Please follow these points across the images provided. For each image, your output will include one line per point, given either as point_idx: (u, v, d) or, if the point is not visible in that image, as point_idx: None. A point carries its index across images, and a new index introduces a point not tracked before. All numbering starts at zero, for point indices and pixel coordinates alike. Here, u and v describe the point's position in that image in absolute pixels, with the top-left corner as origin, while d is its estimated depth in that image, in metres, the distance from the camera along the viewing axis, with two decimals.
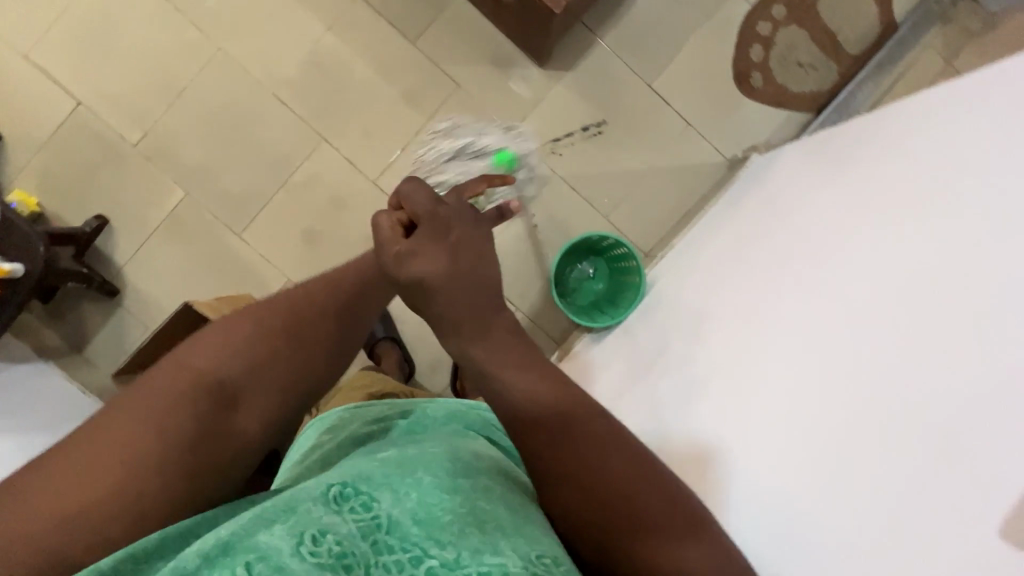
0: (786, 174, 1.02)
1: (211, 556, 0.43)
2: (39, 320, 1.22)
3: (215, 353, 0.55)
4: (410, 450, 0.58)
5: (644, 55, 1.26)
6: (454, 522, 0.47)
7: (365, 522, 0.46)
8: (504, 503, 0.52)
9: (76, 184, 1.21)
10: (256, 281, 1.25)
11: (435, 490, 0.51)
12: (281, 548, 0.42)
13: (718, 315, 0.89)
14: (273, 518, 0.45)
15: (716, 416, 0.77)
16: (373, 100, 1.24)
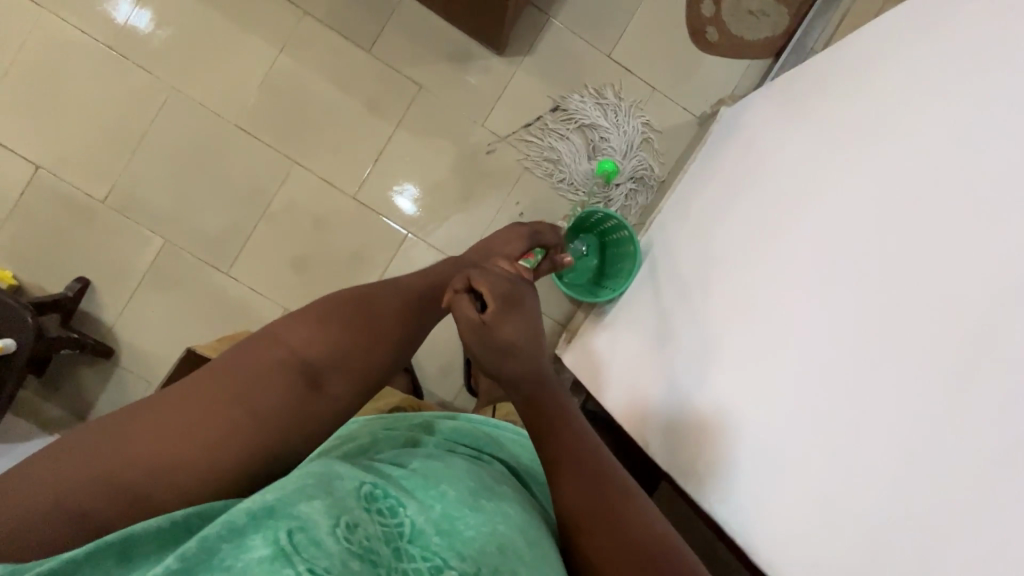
0: (756, 122, 1.02)
1: (256, 517, 0.47)
2: (36, 394, 1.19)
3: (304, 343, 0.63)
4: (434, 465, 0.64)
5: (599, 27, 1.27)
6: (476, 539, 0.54)
7: (389, 529, 0.53)
8: (520, 531, 0.58)
9: (49, 250, 1.18)
10: (253, 316, 1.23)
11: (457, 505, 0.58)
12: (319, 524, 0.47)
13: (719, 271, 0.89)
14: (313, 495, 0.50)
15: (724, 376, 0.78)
16: (338, 116, 1.23)
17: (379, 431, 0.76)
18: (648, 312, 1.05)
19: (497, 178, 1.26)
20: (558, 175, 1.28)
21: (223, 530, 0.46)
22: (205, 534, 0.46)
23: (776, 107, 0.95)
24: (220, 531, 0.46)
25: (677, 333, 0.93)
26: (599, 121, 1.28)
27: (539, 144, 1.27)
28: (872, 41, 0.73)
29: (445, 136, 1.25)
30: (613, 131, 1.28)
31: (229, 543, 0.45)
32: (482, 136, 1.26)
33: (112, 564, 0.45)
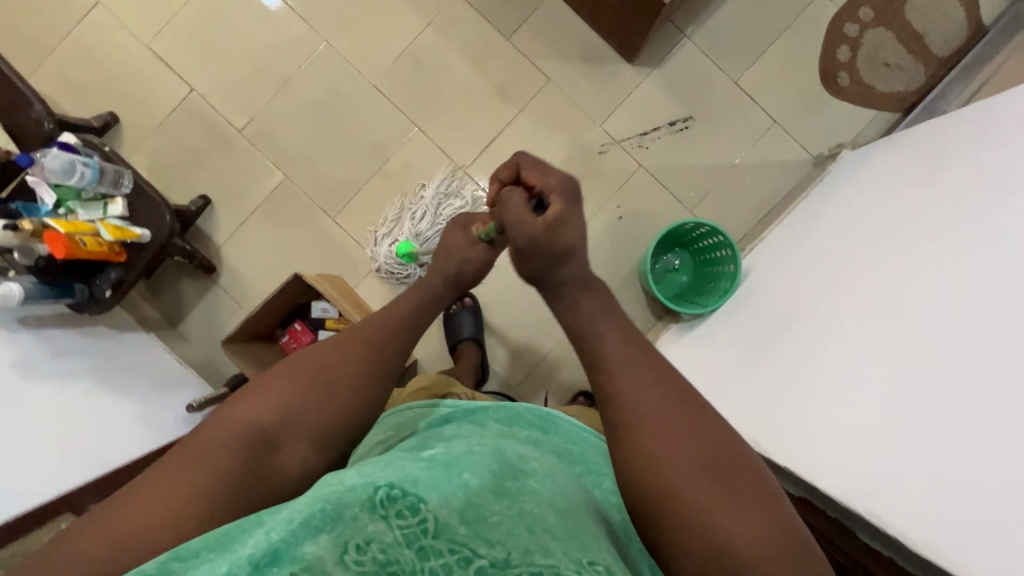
0: (880, 158, 1.00)
1: (260, 564, 0.46)
2: (140, 294, 1.26)
3: (253, 407, 0.59)
4: (453, 450, 0.63)
5: (733, 53, 1.29)
6: (503, 524, 0.55)
7: (411, 529, 0.51)
8: (550, 508, 0.57)
9: (181, 165, 1.27)
10: (349, 263, 1.29)
11: (481, 492, 0.57)
12: (326, 557, 0.48)
13: (835, 290, 0.86)
14: (319, 528, 0.49)
15: (844, 420, 0.76)
16: (467, 93, 1.28)
17: (408, 423, 0.76)
18: (742, 332, 1.03)
19: (604, 178, 1.29)
20: (663, 187, 1.29)
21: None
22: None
23: (905, 154, 0.95)
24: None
25: (766, 361, 0.94)
26: (403, 207, 1.27)
27: (651, 154, 1.29)
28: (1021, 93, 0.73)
29: (562, 132, 1.29)
30: (414, 211, 1.26)
31: None
32: (597, 136, 1.29)
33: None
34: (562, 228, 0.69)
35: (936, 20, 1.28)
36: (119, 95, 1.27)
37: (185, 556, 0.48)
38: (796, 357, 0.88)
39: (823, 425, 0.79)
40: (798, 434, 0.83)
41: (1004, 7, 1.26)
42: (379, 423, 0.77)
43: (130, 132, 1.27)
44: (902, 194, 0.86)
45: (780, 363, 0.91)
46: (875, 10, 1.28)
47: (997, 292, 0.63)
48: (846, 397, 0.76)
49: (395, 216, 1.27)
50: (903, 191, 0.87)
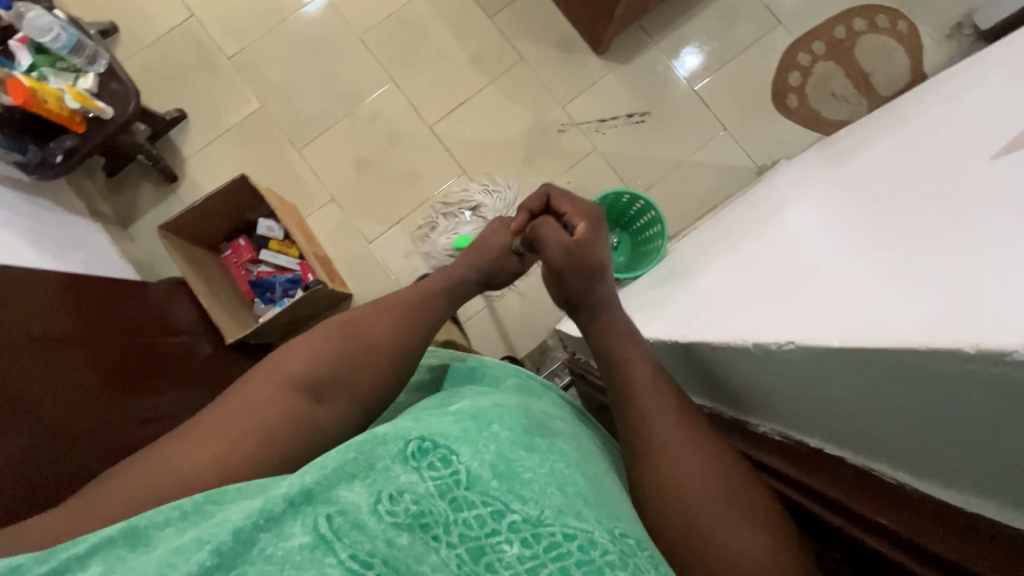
0: (796, 161, 1.04)
1: (295, 502, 0.45)
2: (98, 190, 1.30)
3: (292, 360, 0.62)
4: (480, 406, 0.63)
5: (694, 62, 1.40)
6: (534, 482, 0.54)
7: (443, 480, 0.52)
8: (579, 470, 0.58)
9: (167, 80, 1.35)
10: (307, 195, 1.34)
11: (512, 447, 0.58)
12: (361, 505, 0.47)
13: (791, 202, 0.79)
14: (353, 476, 0.49)
15: (717, 316, 0.71)
16: (444, 58, 1.38)
17: (428, 381, 0.77)
18: (642, 283, 1.05)
19: (560, 155, 1.36)
20: (613, 171, 1.37)
21: (260, 518, 0.44)
22: (234, 522, 0.44)
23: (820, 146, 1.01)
24: (255, 520, 0.44)
25: (718, 266, 0.81)
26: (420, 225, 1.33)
27: (607, 140, 1.37)
28: (915, 96, 0.82)
29: (527, 107, 1.37)
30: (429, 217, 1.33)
31: (267, 531, 0.44)
32: (558, 116, 1.37)
33: (127, 550, 0.43)
34: (595, 247, 0.79)
35: (882, 62, 1.39)
36: (124, 9, 1.36)
37: (221, 499, 0.48)
38: (681, 285, 0.88)
39: (694, 328, 0.74)
40: (740, 305, 0.68)
41: (944, 61, 1.38)
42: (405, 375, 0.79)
43: (125, 43, 1.35)
44: (805, 172, 0.90)
45: (734, 261, 0.78)
46: (827, 46, 1.40)
47: (877, 173, 0.64)
48: (804, 251, 0.63)
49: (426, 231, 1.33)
50: (812, 163, 0.92)
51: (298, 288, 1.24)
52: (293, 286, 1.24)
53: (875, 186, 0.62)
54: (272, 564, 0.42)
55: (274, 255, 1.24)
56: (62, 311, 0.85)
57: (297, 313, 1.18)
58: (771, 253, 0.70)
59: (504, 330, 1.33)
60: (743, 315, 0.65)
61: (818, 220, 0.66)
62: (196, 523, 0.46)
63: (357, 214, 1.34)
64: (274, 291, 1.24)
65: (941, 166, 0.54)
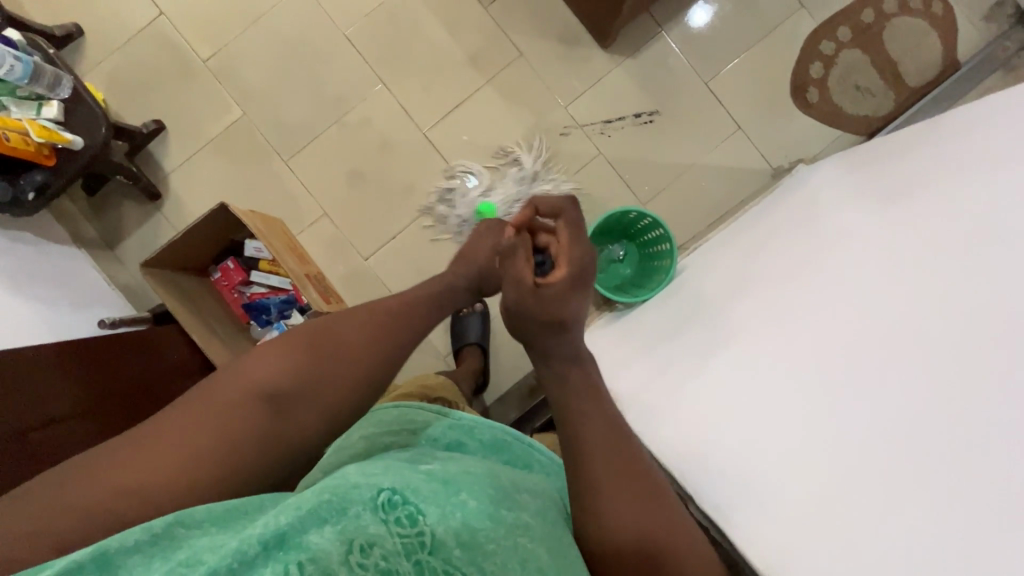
0: (820, 179, 0.95)
1: (268, 546, 0.44)
2: (80, 211, 1.25)
3: None
4: (451, 467, 0.61)
5: (707, 53, 1.29)
6: (498, 555, 0.53)
7: (410, 539, 0.50)
8: (545, 544, 0.57)
9: (141, 88, 1.26)
10: (296, 210, 1.28)
11: (481, 516, 0.55)
12: (331, 554, 0.46)
13: (785, 295, 0.81)
14: (324, 518, 0.47)
15: (735, 458, 0.76)
16: (436, 56, 1.28)
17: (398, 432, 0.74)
18: (649, 321, 1.02)
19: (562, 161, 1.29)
20: (619, 177, 1.29)
21: (233, 562, 0.43)
22: (210, 562, 0.43)
23: (843, 165, 0.94)
24: (229, 562, 0.43)
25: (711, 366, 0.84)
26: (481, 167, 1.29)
27: (612, 143, 1.29)
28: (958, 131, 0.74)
29: (528, 107, 1.28)
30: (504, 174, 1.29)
31: None
32: (560, 117, 1.28)
33: None
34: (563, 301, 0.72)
35: (913, 49, 1.28)
36: (87, 9, 1.25)
37: (191, 521, 0.47)
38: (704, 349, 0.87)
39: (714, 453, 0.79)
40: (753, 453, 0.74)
41: (981, 46, 1.26)
42: (377, 417, 0.76)
43: (92, 47, 1.25)
44: (833, 214, 0.84)
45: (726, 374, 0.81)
46: (853, 31, 1.28)
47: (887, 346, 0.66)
48: (812, 421, 0.70)
49: (485, 174, 1.29)
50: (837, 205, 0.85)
51: (293, 308, 1.21)
52: (287, 307, 1.21)
53: (875, 362, 0.67)
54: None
55: (265, 276, 1.20)
56: (61, 377, 0.83)
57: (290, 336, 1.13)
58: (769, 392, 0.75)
59: (515, 347, 1.30)
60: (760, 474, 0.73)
61: (828, 386, 0.70)
62: (164, 554, 0.44)
63: (485, 163, 1.29)
64: (269, 312, 1.21)
65: (955, 378, 0.60)
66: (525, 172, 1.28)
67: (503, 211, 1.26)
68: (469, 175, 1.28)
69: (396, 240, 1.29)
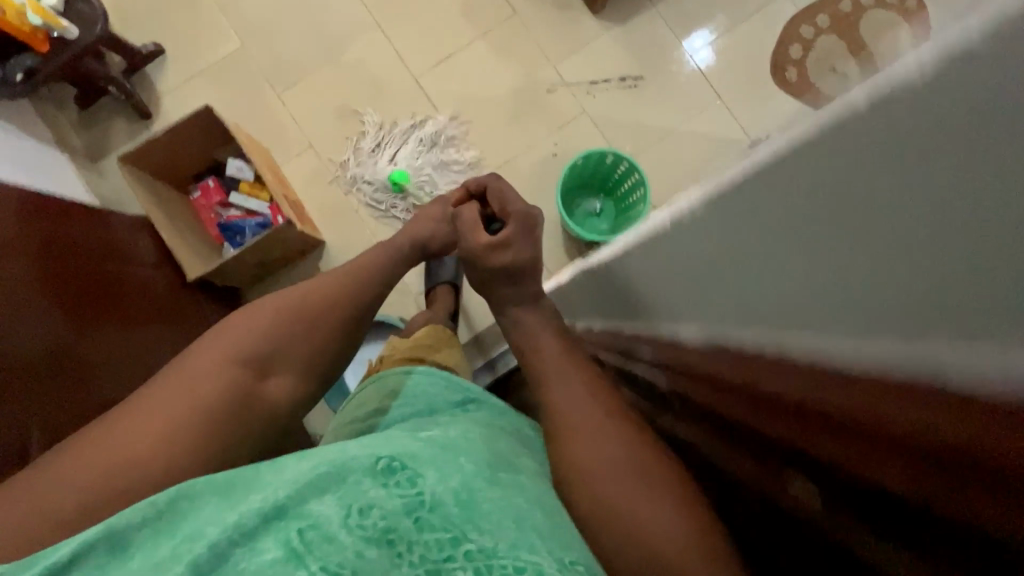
0: None
1: (267, 517, 0.42)
2: (68, 123, 1.26)
3: None
4: (452, 432, 0.59)
5: (692, 28, 1.35)
6: (494, 513, 0.48)
7: (409, 498, 0.45)
8: (537, 502, 0.52)
9: (146, 13, 1.30)
10: (284, 142, 1.30)
11: (476, 478, 0.51)
12: (332, 517, 0.42)
13: None
14: (323, 488, 0.45)
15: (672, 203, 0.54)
16: (434, 8, 1.33)
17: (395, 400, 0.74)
18: None
19: (547, 116, 1.32)
20: (601, 136, 1.33)
21: (234, 534, 0.41)
22: (210, 534, 0.41)
23: None
24: (230, 535, 0.41)
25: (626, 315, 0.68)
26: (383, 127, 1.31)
27: (597, 103, 1.33)
28: None
29: (518, 63, 1.33)
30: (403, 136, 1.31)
31: (242, 546, 0.41)
32: (548, 75, 1.33)
33: (107, 556, 0.41)
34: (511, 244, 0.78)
35: None
36: None
37: (193, 494, 0.45)
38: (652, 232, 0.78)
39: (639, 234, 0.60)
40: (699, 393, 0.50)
41: None
42: (379, 391, 0.77)
43: None
44: None
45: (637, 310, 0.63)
46: None
47: None
48: None
49: (382, 135, 1.31)
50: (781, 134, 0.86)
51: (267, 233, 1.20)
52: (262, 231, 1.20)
53: None
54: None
55: (243, 198, 1.21)
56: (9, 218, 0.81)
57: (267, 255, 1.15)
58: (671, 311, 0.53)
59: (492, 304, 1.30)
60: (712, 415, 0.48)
61: None
62: (170, 532, 0.43)
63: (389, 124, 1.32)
64: (243, 235, 1.20)
65: None
66: (422, 128, 1.31)
67: (417, 189, 1.31)
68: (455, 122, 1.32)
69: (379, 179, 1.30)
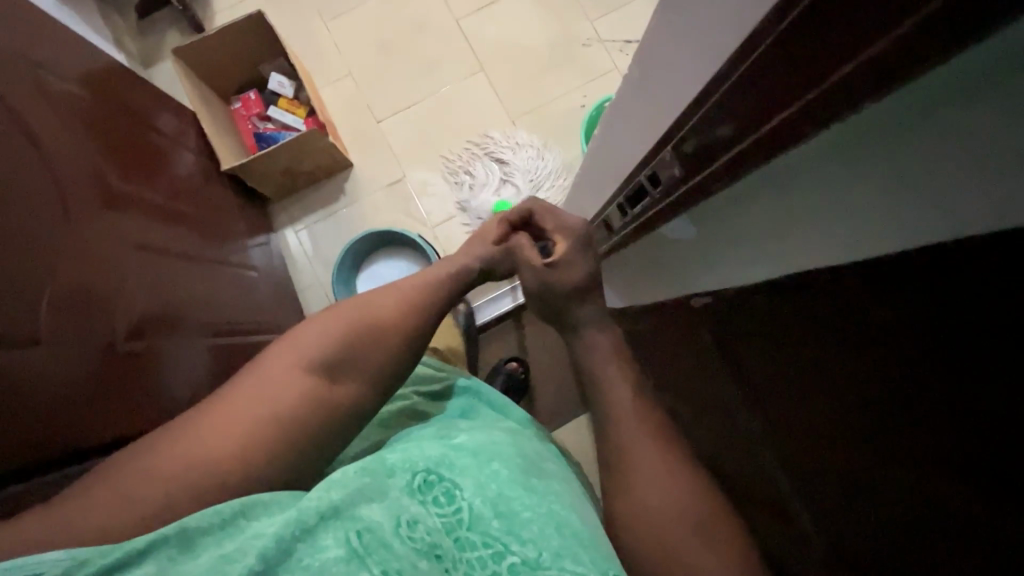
0: None
1: (325, 515, 0.41)
2: (126, 28, 1.33)
3: None
4: (478, 436, 0.56)
5: None
6: (534, 521, 0.46)
7: (449, 517, 0.46)
8: (576, 510, 0.50)
9: None
10: (324, 69, 1.36)
11: (511, 484, 0.50)
12: (384, 524, 0.42)
13: None
14: (370, 496, 0.44)
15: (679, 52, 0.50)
16: None
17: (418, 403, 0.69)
18: None
19: (578, 67, 1.36)
20: None
21: (295, 529, 0.40)
22: (270, 532, 0.40)
23: None
24: (291, 530, 0.40)
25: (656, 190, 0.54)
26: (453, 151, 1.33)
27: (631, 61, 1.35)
28: None
29: (556, 15, 1.38)
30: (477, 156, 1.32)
31: (303, 542, 0.39)
32: (584, 30, 1.37)
33: (177, 551, 0.39)
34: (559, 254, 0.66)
35: None
36: None
37: (253, 511, 0.43)
38: None
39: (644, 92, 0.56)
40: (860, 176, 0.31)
41: None
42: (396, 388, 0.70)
43: None
44: None
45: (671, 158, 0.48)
46: None
47: None
48: None
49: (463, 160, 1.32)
50: None
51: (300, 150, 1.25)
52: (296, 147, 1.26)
53: None
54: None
55: (280, 113, 1.26)
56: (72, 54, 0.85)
57: (296, 164, 1.22)
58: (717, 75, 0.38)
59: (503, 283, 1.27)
60: (902, 224, 0.28)
61: None
62: (234, 534, 0.41)
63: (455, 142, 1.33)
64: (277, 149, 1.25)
65: None
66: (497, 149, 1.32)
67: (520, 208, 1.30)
68: (488, 63, 1.37)
69: (410, 110, 1.35)
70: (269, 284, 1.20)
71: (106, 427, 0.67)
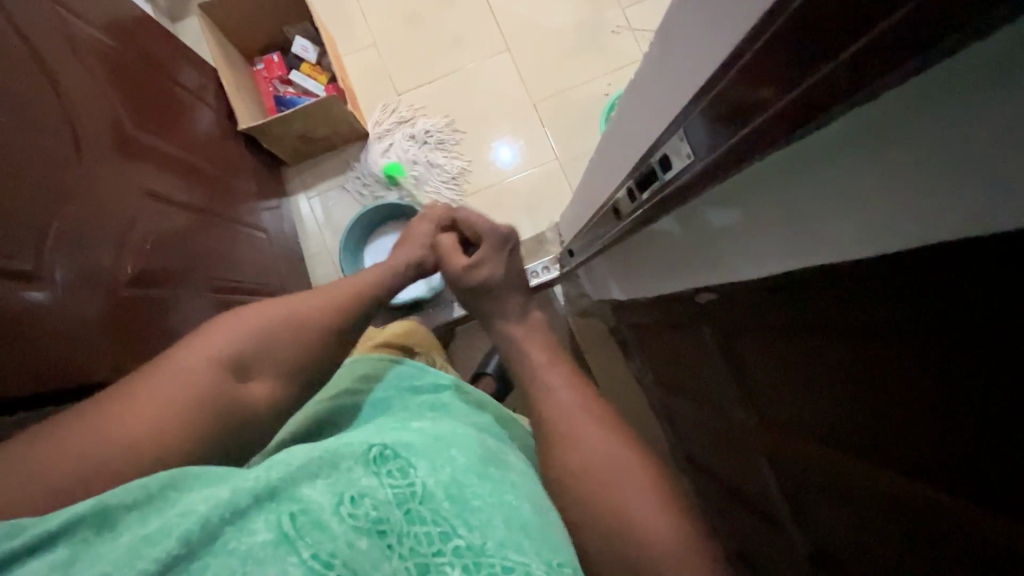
0: None
1: (260, 496, 0.39)
2: None
3: None
4: (440, 426, 0.57)
5: None
6: (484, 508, 0.46)
7: (402, 489, 0.44)
8: (530, 500, 0.50)
9: None
10: (350, 36, 1.35)
11: (467, 470, 0.49)
12: (323, 504, 0.40)
13: None
14: (315, 473, 0.43)
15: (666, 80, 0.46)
16: None
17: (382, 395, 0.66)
18: None
19: (606, 53, 1.33)
20: None
21: (225, 511, 0.38)
22: (200, 509, 0.38)
23: None
24: (221, 511, 0.38)
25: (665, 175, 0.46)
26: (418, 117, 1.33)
27: None
28: None
29: None
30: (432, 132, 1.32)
31: (232, 524, 0.38)
32: (614, 16, 1.34)
33: (93, 532, 0.37)
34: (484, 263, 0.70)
35: None
36: None
37: (185, 484, 0.41)
38: None
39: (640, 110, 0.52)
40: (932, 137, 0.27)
41: None
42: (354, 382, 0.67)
43: None
44: None
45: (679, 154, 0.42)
46: None
47: None
48: None
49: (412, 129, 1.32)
50: None
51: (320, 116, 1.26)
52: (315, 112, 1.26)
53: None
54: (233, 561, 0.36)
55: (302, 78, 1.25)
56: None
57: (312, 130, 1.21)
58: (730, 56, 0.30)
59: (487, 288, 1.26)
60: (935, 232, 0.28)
61: None
62: (161, 509, 0.39)
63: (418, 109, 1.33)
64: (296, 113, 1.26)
65: None
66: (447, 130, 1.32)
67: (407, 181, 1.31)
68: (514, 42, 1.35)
69: (432, 85, 1.34)
70: (278, 247, 1.20)
71: (104, 368, 0.68)
